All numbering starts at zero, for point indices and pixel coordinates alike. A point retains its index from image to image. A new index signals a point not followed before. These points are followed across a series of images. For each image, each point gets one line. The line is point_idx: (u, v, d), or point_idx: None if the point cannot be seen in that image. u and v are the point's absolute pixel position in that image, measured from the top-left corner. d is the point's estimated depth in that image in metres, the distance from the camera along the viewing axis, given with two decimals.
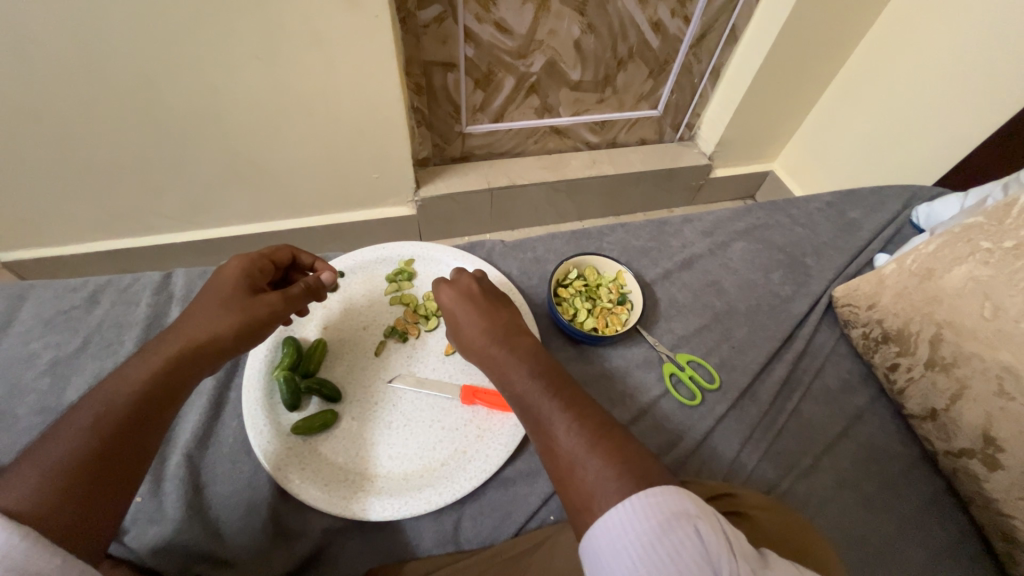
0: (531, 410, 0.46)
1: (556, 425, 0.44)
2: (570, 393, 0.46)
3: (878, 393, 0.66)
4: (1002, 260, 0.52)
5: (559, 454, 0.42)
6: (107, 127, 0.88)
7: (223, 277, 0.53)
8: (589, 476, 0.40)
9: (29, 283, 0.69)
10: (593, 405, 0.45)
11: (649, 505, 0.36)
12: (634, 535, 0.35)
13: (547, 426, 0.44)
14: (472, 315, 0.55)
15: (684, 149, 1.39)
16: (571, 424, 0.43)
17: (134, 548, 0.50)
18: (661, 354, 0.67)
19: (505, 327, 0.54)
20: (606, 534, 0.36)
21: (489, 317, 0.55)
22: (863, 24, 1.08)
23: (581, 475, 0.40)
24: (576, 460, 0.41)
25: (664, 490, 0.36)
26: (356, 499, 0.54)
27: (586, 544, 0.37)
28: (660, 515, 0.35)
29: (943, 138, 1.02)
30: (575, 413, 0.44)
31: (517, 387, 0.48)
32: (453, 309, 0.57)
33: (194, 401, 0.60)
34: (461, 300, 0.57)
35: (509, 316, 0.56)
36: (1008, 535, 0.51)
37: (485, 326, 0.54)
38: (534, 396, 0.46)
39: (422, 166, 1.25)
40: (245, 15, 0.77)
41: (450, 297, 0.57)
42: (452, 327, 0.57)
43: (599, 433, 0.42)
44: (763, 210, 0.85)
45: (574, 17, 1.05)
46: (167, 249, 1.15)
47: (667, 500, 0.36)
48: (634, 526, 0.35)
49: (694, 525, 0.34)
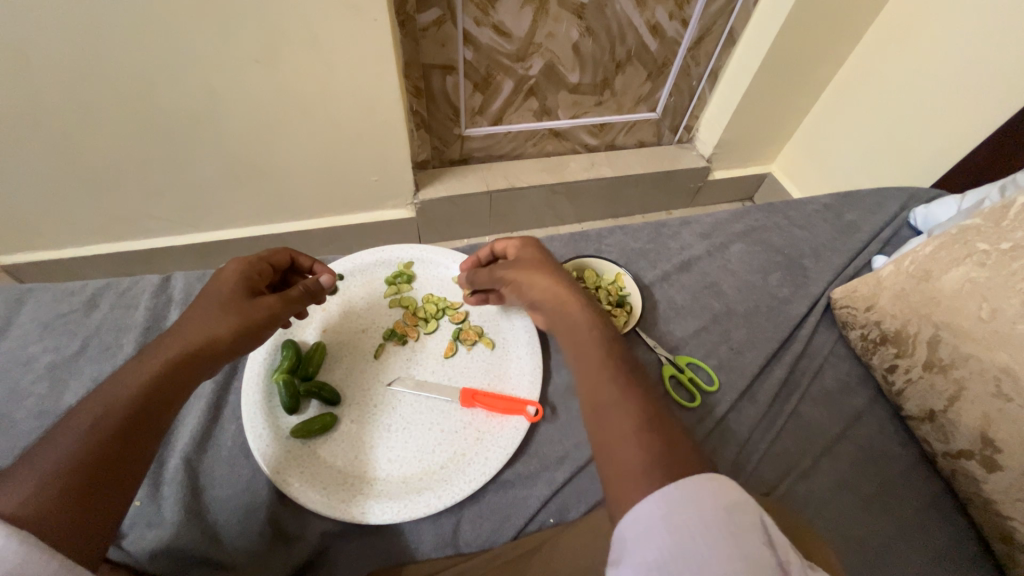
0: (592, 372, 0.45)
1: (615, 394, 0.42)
2: (632, 369, 0.45)
3: (876, 395, 0.67)
4: (999, 262, 0.52)
5: (612, 418, 0.41)
6: (106, 131, 0.88)
7: (223, 279, 0.53)
8: (632, 453, 0.38)
9: (28, 286, 0.69)
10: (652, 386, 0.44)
11: (705, 491, 0.34)
12: (701, 511, 0.33)
13: (605, 391, 0.43)
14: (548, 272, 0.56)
15: (682, 152, 1.40)
16: (627, 399, 0.42)
17: (132, 552, 0.50)
18: (661, 356, 0.67)
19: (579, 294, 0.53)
20: (656, 512, 0.34)
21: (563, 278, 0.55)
22: (860, 27, 1.08)
23: (627, 453, 0.38)
24: (624, 437, 0.39)
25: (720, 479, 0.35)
26: (356, 502, 0.54)
27: (629, 522, 0.35)
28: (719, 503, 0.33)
29: (939, 140, 1.02)
30: (636, 392, 0.43)
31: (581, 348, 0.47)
32: (529, 265, 0.57)
33: (193, 404, 0.60)
34: (540, 260, 0.58)
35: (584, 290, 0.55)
36: (1006, 537, 0.51)
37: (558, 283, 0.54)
38: (599, 360, 0.45)
39: (421, 168, 1.25)
40: (244, 18, 0.77)
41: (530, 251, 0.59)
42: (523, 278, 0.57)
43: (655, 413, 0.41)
44: (761, 212, 0.85)
45: (573, 20, 1.05)
46: (166, 251, 1.15)
47: (724, 490, 0.34)
48: (703, 503, 0.33)
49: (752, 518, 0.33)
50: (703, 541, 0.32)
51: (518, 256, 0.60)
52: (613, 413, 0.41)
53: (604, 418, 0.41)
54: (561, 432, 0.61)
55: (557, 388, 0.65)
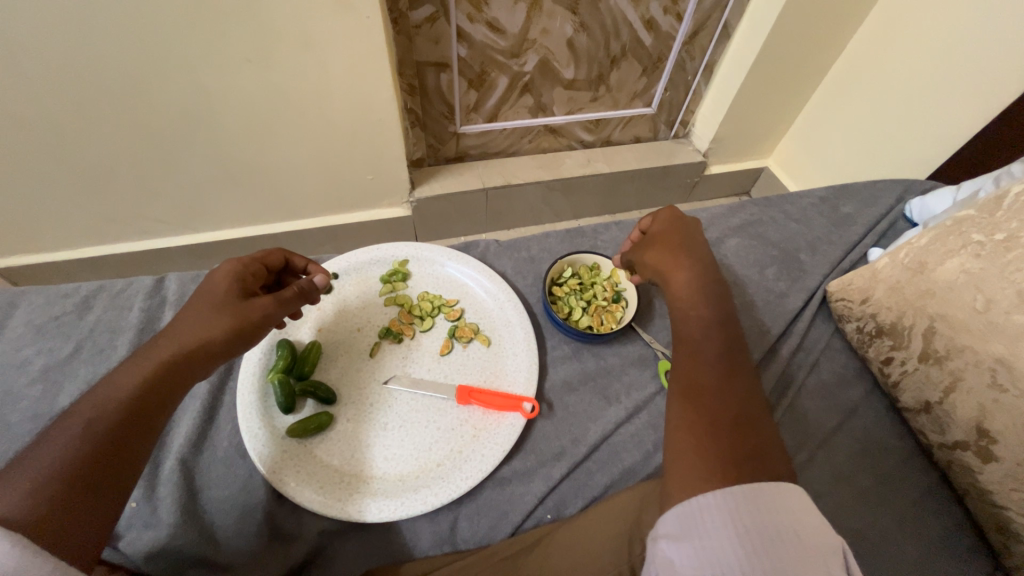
0: (698, 354, 0.48)
1: (715, 382, 0.46)
2: (739, 364, 0.48)
3: (872, 387, 0.67)
4: (994, 252, 0.52)
5: (708, 399, 0.45)
6: (99, 133, 0.88)
7: (214, 281, 0.52)
8: (712, 447, 0.41)
9: (21, 289, 0.68)
10: (750, 384, 0.47)
11: (773, 502, 0.37)
12: (752, 503, 0.37)
13: (704, 374, 0.47)
14: (678, 252, 0.56)
15: (678, 147, 1.39)
16: (724, 396, 0.45)
17: (128, 553, 0.50)
18: (656, 351, 0.68)
19: (702, 271, 0.55)
20: (719, 506, 0.37)
21: (694, 258, 0.55)
22: (855, 19, 1.08)
23: (719, 446, 0.41)
24: (717, 428, 0.43)
25: (788, 490, 0.38)
26: (352, 501, 0.54)
27: (691, 505, 0.38)
28: (785, 513, 0.36)
29: (934, 132, 1.02)
30: (739, 394, 0.45)
31: (691, 326, 0.51)
32: (660, 237, 0.59)
33: (187, 405, 0.60)
34: (673, 230, 0.58)
35: (721, 279, 0.55)
36: (1002, 527, 0.52)
37: (692, 267, 0.54)
38: (710, 346, 0.49)
39: (416, 166, 1.24)
40: (235, 16, 0.76)
41: (662, 224, 0.60)
42: (653, 256, 0.58)
43: (745, 413, 0.44)
44: (756, 207, 0.85)
45: (567, 15, 1.05)
46: (161, 252, 1.15)
47: (792, 502, 0.37)
48: (758, 497, 0.37)
49: (813, 530, 0.36)
50: (768, 549, 0.35)
51: (653, 226, 0.61)
52: (708, 397, 0.45)
53: (697, 398, 0.45)
54: (558, 428, 0.61)
55: (553, 384, 0.65)
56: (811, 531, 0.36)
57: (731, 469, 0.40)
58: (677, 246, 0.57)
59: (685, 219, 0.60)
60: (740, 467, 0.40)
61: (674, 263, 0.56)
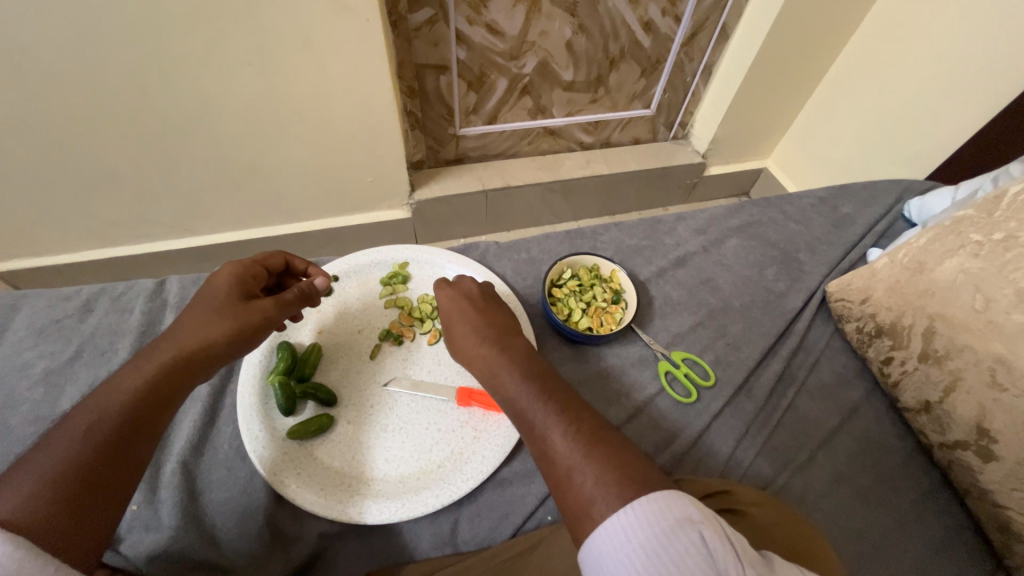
0: (521, 414, 0.45)
1: (547, 426, 0.43)
2: (560, 395, 0.46)
3: (872, 387, 0.67)
4: (992, 252, 0.52)
5: (549, 454, 0.42)
6: (100, 136, 0.88)
7: (216, 284, 0.53)
8: (587, 482, 0.39)
9: (23, 292, 0.69)
10: (580, 406, 0.45)
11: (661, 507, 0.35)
12: (641, 517, 0.35)
13: (537, 429, 0.44)
14: (464, 322, 0.55)
15: (677, 148, 1.40)
16: (565, 429, 0.42)
17: (129, 555, 0.50)
18: (656, 352, 0.68)
19: (498, 329, 0.54)
20: (607, 546, 0.35)
21: (482, 318, 0.55)
22: (853, 20, 1.09)
23: (579, 482, 0.39)
24: (574, 464, 0.40)
25: (666, 496, 0.36)
26: (353, 503, 0.54)
27: (585, 556, 0.36)
28: (665, 522, 0.35)
29: (932, 134, 1.03)
30: (571, 420, 0.43)
31: (503, 389, 0.48)
32: (446, 316, 0.57)
33: (188, 408, 0.60)
34: (453, 305, 0.57)
35: (503, 316, 0.57)
36: (1004, 527, 0.51)
37: (476, 329, 0.54)
38: (528, 396, 0.46)
39: (416, 168, 1.25)
40: (236, 21, 0.77)
41: (444, 296, 0.58)
42: (448, 333, 0.56)
43: (585, 426, 0.43)
44: (756, 207, 0.86)
45: (565, 18, 1.05)
46: (163, 256, 1.15)
47: (668, 506, 0.35)
48: (642, 508, 0.36)
49: (698, 532, 0.34)
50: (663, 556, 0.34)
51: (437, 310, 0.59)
52: (547, 452, 0.42)
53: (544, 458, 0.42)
54: None
55: None
56: (684, 534, 0.34)
57: (618, 484, 0.38)
58: (463, 322, 0.55)
59: (458, 287, 0.59)
60: (626, 481, 0.38)
61: (466, 338, 0.54)
